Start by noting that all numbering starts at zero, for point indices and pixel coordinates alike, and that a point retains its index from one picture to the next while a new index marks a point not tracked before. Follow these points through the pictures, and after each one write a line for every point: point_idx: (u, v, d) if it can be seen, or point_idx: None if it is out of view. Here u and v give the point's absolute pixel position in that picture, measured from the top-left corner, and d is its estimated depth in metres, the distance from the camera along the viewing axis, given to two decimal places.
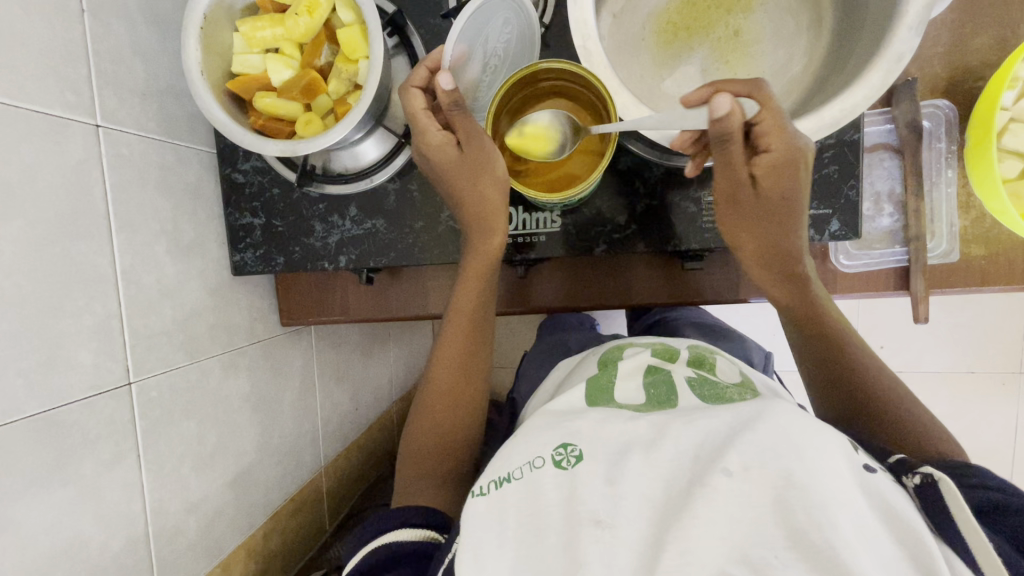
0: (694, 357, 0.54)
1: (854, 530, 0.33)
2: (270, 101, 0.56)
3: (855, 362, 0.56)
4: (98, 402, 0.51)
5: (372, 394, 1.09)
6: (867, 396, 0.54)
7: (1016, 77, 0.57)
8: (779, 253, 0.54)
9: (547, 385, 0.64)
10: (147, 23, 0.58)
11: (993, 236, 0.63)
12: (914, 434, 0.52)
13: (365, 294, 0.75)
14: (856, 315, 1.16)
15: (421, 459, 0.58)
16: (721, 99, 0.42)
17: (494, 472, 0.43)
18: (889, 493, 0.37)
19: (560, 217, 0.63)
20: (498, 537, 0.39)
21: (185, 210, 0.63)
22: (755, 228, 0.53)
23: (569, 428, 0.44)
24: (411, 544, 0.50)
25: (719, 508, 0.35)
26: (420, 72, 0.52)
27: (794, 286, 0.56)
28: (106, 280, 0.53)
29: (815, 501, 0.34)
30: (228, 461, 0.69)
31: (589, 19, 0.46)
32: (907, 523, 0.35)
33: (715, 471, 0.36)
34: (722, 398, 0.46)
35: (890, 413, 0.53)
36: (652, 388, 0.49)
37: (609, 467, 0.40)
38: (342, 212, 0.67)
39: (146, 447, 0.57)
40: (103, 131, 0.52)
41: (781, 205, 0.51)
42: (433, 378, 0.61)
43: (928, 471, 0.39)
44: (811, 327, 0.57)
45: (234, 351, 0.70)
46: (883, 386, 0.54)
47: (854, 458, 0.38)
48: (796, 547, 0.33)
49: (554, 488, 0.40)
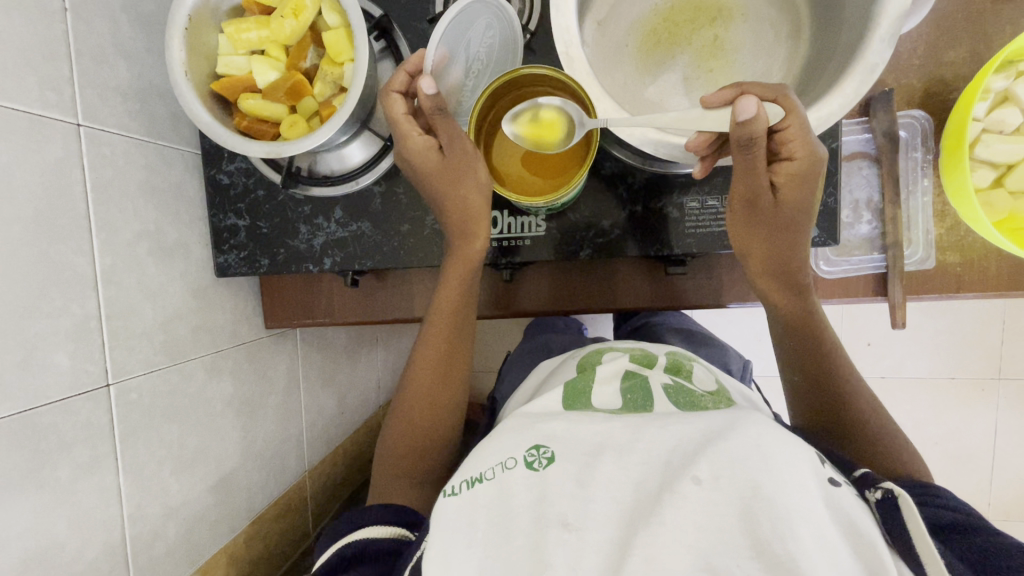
0: (672, 363, 0.55)
1: (815, 541, 0.34)
2: (254, 103, 0.56)
3: (839, 378, 0.56)
4: (74, 404, 0.50)
5: (358, 397, 1.08)
6: (845, 412, 0.55)
7: (988, 89, 0.58)
8: (785, 263, 0.54)
9: (526, 387, 0.64)
10: (131, 23, 0.58)
11: (968, 244, 0.64)
12: (884, 452, 0.53)
13: (350, 297, 0.74)
14: (838, 321, 1.18)
15: (396, 459, 0.59)
16: (748, 101, 0.42)
17: (466, 472, 0.44)
18: (851, 508, 0.37)
19: (545, 221, 0.64)
20: (468, 537, 0.40)
21: (167, 210, 0.63)
22: (766, 237, 0.53)
23: (548, 430, 0.44)
24: (383, 542, 0.51)
25: (685, 515, 0.36)
26: (400, 77, 0.53)
27: (793, 297, 0.56)
28: (85, 280, 0.52)
29: (781, 513, 0.35)
30: (209, 465, 0.68)
31: (572, 26, 0.47)
32: (867, 540, 0.35)
33: (684, 479, 0.37)
34: (696, 405, 0.47)
35: (865, 430, 0.54)
36: (630, 393, 0.49)
37: (581, 468, 0.40)
38: (326, 214, 0.67)
39: (124, 450, 0.56)
40: (84, 130, 0.52)
41: (795, 214, 0.51)
42: (412, 383, 0.60)
43: (889, 486, 0.40)
44: (804, 338, 0.57)
45: (217, 353, 0.69)
46: (860, 404, 0.56)
47: (820, 472, 0.39)
48: (759, 558, 0.34)
49: (525, 490, 0.41)
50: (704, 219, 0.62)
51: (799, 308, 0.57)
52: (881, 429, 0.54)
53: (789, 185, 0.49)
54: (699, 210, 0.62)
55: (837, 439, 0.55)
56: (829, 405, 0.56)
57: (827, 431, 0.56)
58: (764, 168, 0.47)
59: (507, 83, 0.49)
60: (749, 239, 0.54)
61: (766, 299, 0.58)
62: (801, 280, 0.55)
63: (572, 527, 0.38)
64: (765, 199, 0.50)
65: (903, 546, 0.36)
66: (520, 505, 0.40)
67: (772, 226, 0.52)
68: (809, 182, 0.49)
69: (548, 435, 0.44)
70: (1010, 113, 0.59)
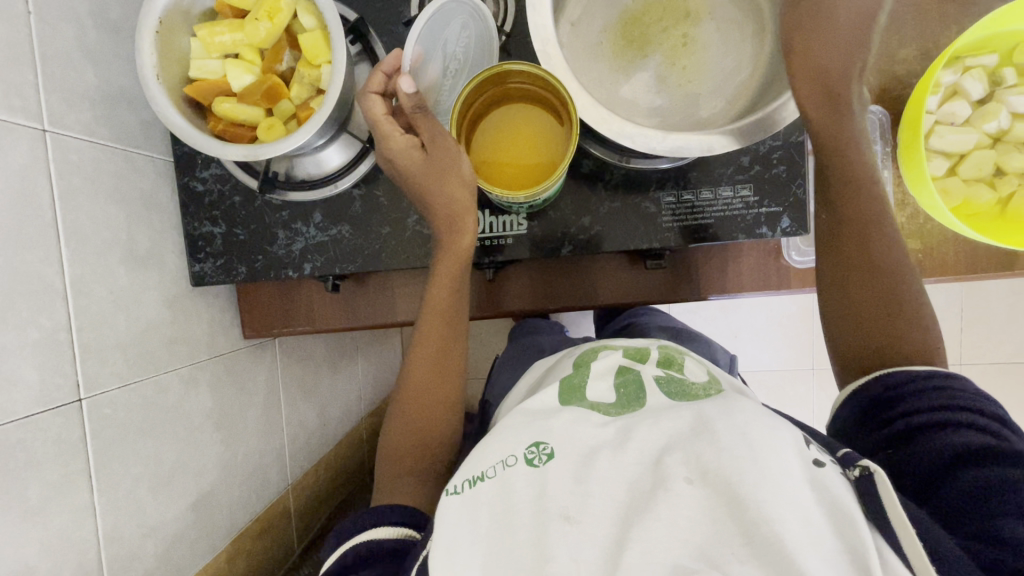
0: (664, 357, 0.55)
1: (800, 523, 0.35)
2: (229, 106, 0.55)
3: (873, 225, 0.53)
4: (44, 420, 0.48)
5: (341, 408, 1.07)
6: (865, 260, 0.53)
7: (938, 83, 0.62)
8: (833, 66, 0.51)
9: (523, 385, 0.64)
10: (98, 28, 0.57)
11: (927, 230, 0.67)
12: (896, 305, 0.52)
13: (331, 303, 0.73)
14: (812, 312, 1.24)
15: (398, 457, 0.59)
16: None
17: (467, 472, 0.43)
18: (836, 487, 0.38)
19: (526, 220, 0.65)
20: (471, 535, 0.40)
21: (139, 219, 0.61)
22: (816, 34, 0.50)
23: (543, 426, 0.44)
24: (385, 542, 0.50)
25: (679, 513, 0.37)
26: (377, 77, 0.53)
27: (832, 114, 0.52)
28: (53, 291, 0.50)
29: (764, 497, 0.35)
30: (188, 481, 0.66)
31: (548, 23, 0.47)
32: (847, 517, 0.36)
33: (676, 477, 0.38)
34: (689, 394, 0.48)
35: (884, 279, 0.53)
36: (622, 388, 0.49)
37: (578, 466, 0.41)
38: (306, 219, 0.66)
39: (98, 468, 0.53)
40: (50, 136, 0.51)
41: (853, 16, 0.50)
42: (411, 379, 0.60)
43: (866, 463, 0.40)
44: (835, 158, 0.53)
45: (195, 365, 0.68)
46: (884, 253, 0.53)
47: (804, 453, 0.39)
48: (751, 544, 0.35)
49: (525, 485, 0.41)
50: (681, 212, 0.63)
51: (833, 121, 0.52)
52: (900, 282, 0.53)
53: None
54: (676, 204, 0.63)
55: (856, 301, 0.53)
56: (851, 259, 0.54)
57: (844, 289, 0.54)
58: None
59: (491, 79, 0.50)
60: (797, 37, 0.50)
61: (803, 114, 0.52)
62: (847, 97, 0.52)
63: (571, 519, 0.38)
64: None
65: (877, 514, 0.37)
66: (519, 499, 0.40)
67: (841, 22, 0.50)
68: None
69: (543, 430, 0.44)
70: (959, 105, 0.62)
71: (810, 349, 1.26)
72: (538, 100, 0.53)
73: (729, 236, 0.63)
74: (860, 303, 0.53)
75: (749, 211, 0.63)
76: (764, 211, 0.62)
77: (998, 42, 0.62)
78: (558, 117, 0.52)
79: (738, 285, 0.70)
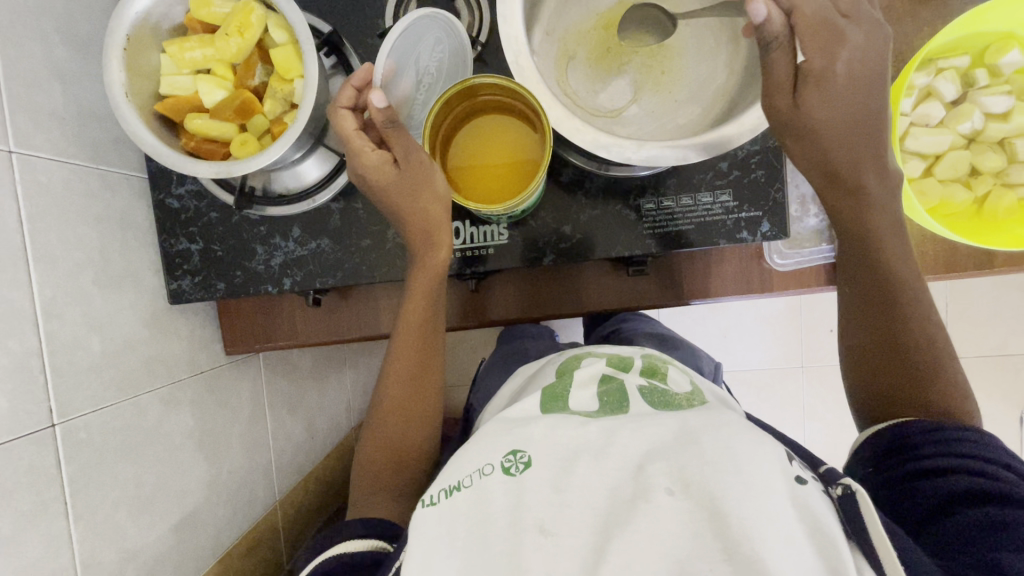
0: (648, 366, 0.55)
1: (779, 539, 0.35)
2: (201, 122, 0.54)
3: (902, 297, 0.53)
4: (16, 448, 0.47)
5: (328, 420, 1.06)
6: (894, 341, 0.53)
7: (912, 86, 0.62)
8: (845, 162, 0.51)
9: (503, 393, 0.64)
10: (65, 44, 0.56)
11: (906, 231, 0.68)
12: (929, 387, 0.51)
13: (314, 317, 0.72)
14: (799, 311, 1.25)
15: (373, 474, 0.59)
16: None
17: (444, 482, 0.43)
18: (816, 503, 0.37)
19: (508, 229, 0.64)
20: (447, 547, 0.40)
21: (113, 238, 0.60)
22: (820, 137, 0.50)
23: (521, 434, 0.44)
24: (356, 554, 0.50)
25: (658, 525, 0.36)
26: (347, 92, 0.52)
27: (854, 206, 0.53)
28: (23, 316, 0.49)
29: (747, 514, 0.35)
30: (169, 503, 0.64)
31: (521, 35, 0.47)
32: (827, 533, 0.36)
33: (658, 488, 0.38)
34: (671, 403, 0.48)
35: (915, 360, 0.52)
36: (606, 396, 0.49)
37: (557, 473, 0.41)
38: (284, 233, 0.65)
39: (74, 494, 0.52)
40: (17, 157, 0.50)
41: (862, 114, 0.50)
42: (387, 394, 0.61)
43: (849, 482, 0.40)
44: (858, 242, 0.54)
45: (175, 384, 0.66)
46: (917, 334, 0.53)
47: (787, 470, 0.39)
48: (731, 560, 0.34)
49: (502, 495, 0.40)
50: (660, 219, 0.63)
51: (854, 214, 0.53)
52: (935, 365, 0.52)
53: (816, 72, 0.48)
54: (656, 211, 0.63)
55: (878, 373, 0.54)
56: (880, 336, 0.54)
57: (864, 358, 0.55)
58: None
59: (463, 92, 0.50)
60: (792, 137, 0.51)
61: (824, 203, 0.55)
62: (878, 188, 0.52)
63: (548, 532, 0.38)
64: (783, 97, 0.49)
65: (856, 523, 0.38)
66: (499, 516, 0.40)
67: (848, 113, 0.49)
68: (873, 62, 0.48)
69: (523, 441, 0.44)
70: (933, 107, 0.63)
71: (798, 348, 1.26)
72: (512, 111, 0.53)
73: (708, 241, 0.63)
74: (884, 375, 0.54)
75: (728, 216, 0.63)
76: (744, 215, 0.62)
77: (970, 43, 0.63)
78: (534, 127, 0.52)
79: (720, 291, 0.70)
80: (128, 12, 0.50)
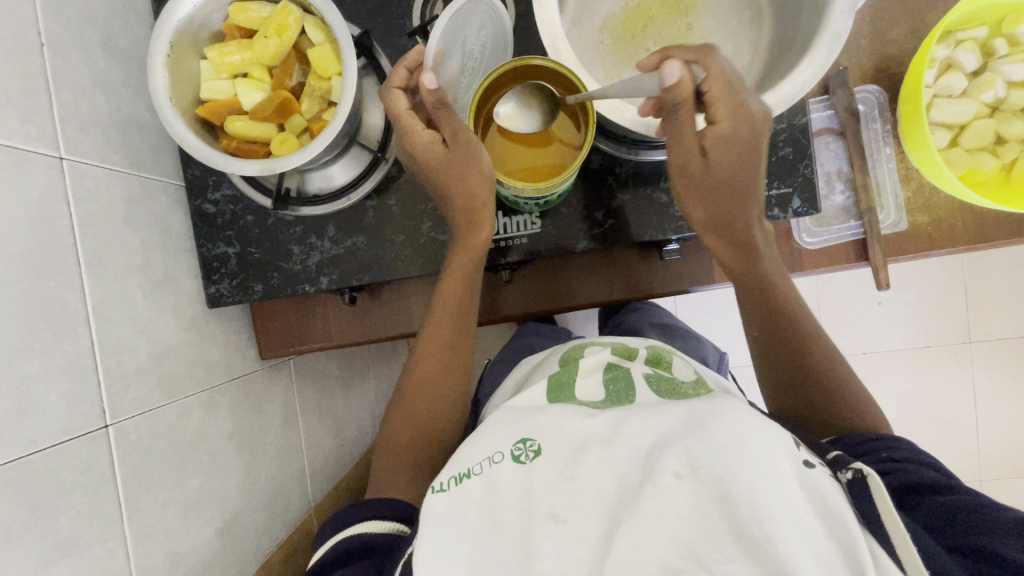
0: (652, 355, 0.56)
1: (791, 523, 0.35)
2: (242, 125, 0.56)
3: (799, 332, 0.59)
4: (73, 447, 0.48)
5: (356, 428, 1.06)
6: (798, 368, 0.59)
7: (933, 58, 0.63)
8: (736, 220, 0.56)
9: (516, 378, 0.66)
10: (108, 57, 0.58)
11: (934, 203, 0.68)
12: (837, 409, 0.57)
13: (345, 317, 0.73)
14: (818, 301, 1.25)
15: (399, 447, 0.61)
16: (672, 68, 0.46)
17: (454, 469, 0.44)
18: (826, 487, 0.38)
19: (540, 219, 0.65)
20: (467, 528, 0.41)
21: (154, 243, 0.61)
22: (714, 196, 0.55)
23: (531, 422, 0.45)
24: (376, 535, 0.53)
25: (667, 507, 0.37)
26: (400, 72, 0.54)
27: (735, 254, 0.58)
28: (76, 317, 0.50)
29: (758, 496, 0.35)
30: (214, 508, 0.64)
31: (556, 19, 0.49)
32: (839, 516, 0.36)
33: (665, 471, 0.38)
34: (676, 392, 0.48)
35: (814, 390, 0.58)
36: (611, 383, 0.50)
37: (567, 462, 0.41)
38: (319, 232, 0.66)
39: (127, 494, 0.52)
40: (67, 163, 0.51)
41: (733, 174, 0.54)
42: (417, 369, 0.62)
43: (859, 467, 0.41)
44: (747, 280, 0.59)
45: (214, 388, 0.67)
46: (817, 364, 0.58)
47: (794, 455, 0.39)
48: (740, 541, 0.35)
49: (546, 471, 0.41)
50: None
51: (738, 260, 0.58)
52: (836, 391, 0.57)
53: (722, 135, 0.51)
54: None
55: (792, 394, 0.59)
56: (781, 362, 0.59)
57: (776, 377, 0.60)
58: (693, 134, 0.51)
59: (517, 71, 0.51)
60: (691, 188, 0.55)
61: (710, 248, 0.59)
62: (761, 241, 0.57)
63: (559, 518, 0.39)
64: (694, 162, 0.53)
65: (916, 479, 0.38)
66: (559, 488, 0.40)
67: (737, 168, 0.53)
68: (740, 144, 0.52)
69: (577, 419, 0.44)
70: (956, 78, 0.64)
71: None
72: None
73: None
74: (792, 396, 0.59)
75: None
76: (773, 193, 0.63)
77: (986, 16, 0.64)
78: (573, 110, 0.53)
79: None
80: (173, 19, 0.52)
